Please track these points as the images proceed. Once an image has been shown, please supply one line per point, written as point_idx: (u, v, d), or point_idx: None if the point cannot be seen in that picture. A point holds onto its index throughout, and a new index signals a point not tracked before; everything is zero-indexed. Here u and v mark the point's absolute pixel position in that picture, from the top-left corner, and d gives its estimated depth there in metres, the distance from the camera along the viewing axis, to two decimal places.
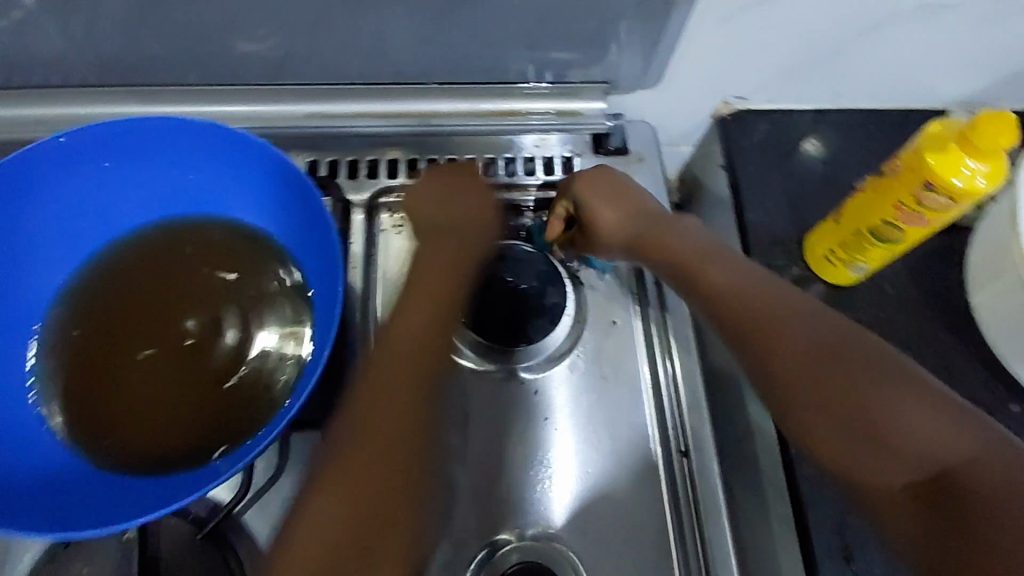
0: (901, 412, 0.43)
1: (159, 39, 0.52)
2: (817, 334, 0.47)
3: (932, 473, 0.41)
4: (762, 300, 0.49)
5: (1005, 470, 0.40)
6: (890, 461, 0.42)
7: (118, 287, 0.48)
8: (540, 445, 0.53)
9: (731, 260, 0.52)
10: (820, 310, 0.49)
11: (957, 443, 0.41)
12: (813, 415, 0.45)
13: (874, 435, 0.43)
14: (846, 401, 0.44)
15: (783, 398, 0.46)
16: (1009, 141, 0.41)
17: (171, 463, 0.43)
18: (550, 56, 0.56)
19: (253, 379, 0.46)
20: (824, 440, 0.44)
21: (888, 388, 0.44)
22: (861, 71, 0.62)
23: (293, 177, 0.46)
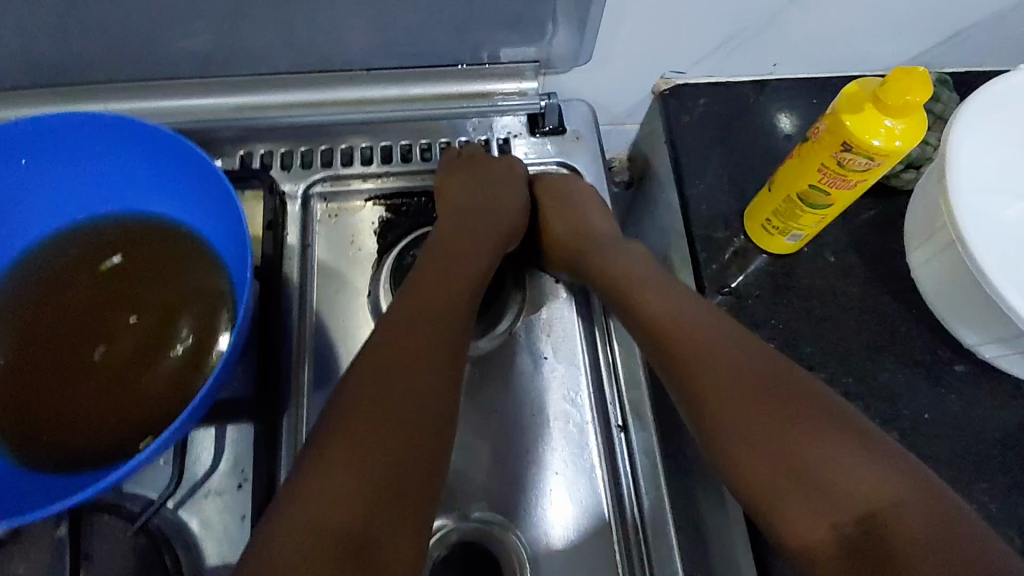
0: (816, 450, 0.40)
1: (78, 36, 0.51)
2: (741, 366, 0.45)
3: (855, 516, 0.38)
4: (689, 333, 0.47)
5: (934, 517, 0.37)
6: (818, 502, 0.39)
7: (45, 288, 0.48)
8: (484, 431, 0.52)
9: (665, 288, 0.52)
10: (759, 346, 0.46)
11: (873, 484, 0.38)
12: (733, 447, 0.43)
13: (797, 474, 0.40)
14: (764, 437, 0.42)
15: (709, 433, 0.44)
16: (924, 96, 0.41)
17: (97, 459, 0.43)
18: (480, 37, 0.56)
19: (178, 372, 0.45)
20: (746, 477, 0.42)
21: (812, 430, 0.41)
22: (798, 40, 0.62)
23: (205, 168, 0.45)
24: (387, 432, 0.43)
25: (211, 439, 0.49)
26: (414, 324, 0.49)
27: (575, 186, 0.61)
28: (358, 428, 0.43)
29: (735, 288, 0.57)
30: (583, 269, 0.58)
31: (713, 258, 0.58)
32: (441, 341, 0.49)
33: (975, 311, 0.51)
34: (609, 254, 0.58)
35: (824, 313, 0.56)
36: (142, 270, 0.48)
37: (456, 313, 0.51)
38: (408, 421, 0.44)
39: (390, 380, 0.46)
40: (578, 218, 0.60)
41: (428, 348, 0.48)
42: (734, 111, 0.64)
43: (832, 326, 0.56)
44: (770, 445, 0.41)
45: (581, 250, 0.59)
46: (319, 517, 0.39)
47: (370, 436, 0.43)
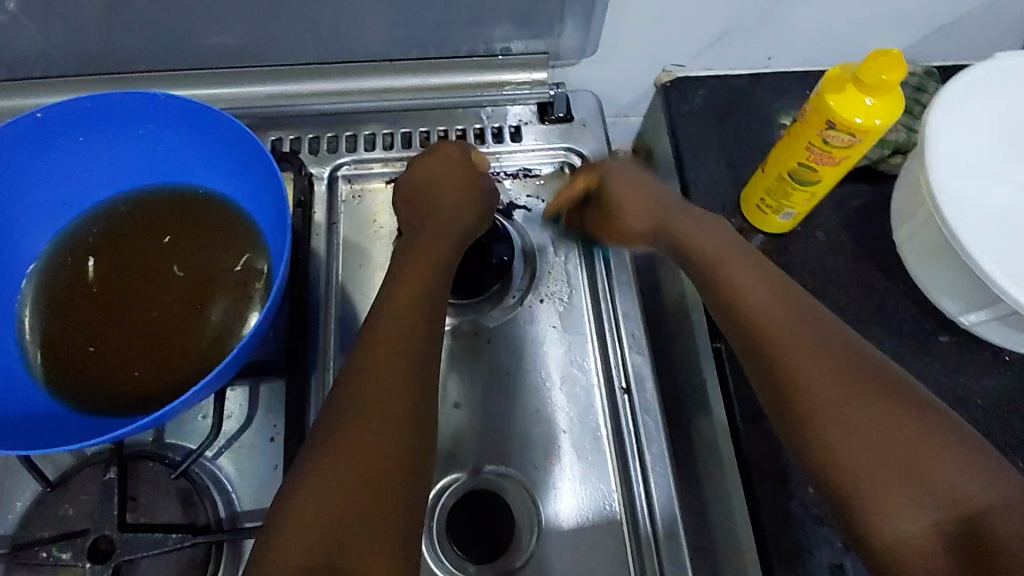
0: (926, 446, 0.39)
1: (125, 28, 0.56)
2: (834, 353, 0.44)
3: (953, 512, 0.37)
4: (780, 325, 0.45)
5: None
6: (914, 492, 0.38)
7: (97, 254, 0.52)
8: (496, 409, 0.56)
9: (751, 260, 0.50)
10: (840, 333, 0.45)
11: (974, 479, 0.38)
12: (848, 442, 0.40)
13: (908, 465, 0.39)
14: (870, 432, 0.40)
15: (811, 428, 0.42)
16: (899, 76, 0.45)
17: (142, 406, 0.47)
18: (492, 31, 0.60)
19: (221, 330, 0.50)
20: (842, 459, 0.40)
21: (914, 432, 0.40)
22: (791, 34, 0.65)
23: (249, 147, 0.50)
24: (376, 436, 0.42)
25: (246, 396, 0.53)
26: (398, 322, 0.48)
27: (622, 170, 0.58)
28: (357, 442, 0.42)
29: None
30: (665, 242, 0.54)
31: None
32: (408, 336, 0.47)
33: (954, 281, 0.54)
34: (699, 226, 0.52)
35: (815, 288, 0.60)
36: (181, 237, 0.53)
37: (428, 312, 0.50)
38: (389, 430, 0.43)
39: (383, 396, 0.44)
40: (642, 195, 0.56)
41: (420, 317, 0.49)
42: (732, 101, 0.68)
43: (824, 299, 0.59)
44: (882, 443, 0.40)
45: (657, 219, 0.55)
46: (308, 532, 0.38)
47: (366, 425, 0.43)
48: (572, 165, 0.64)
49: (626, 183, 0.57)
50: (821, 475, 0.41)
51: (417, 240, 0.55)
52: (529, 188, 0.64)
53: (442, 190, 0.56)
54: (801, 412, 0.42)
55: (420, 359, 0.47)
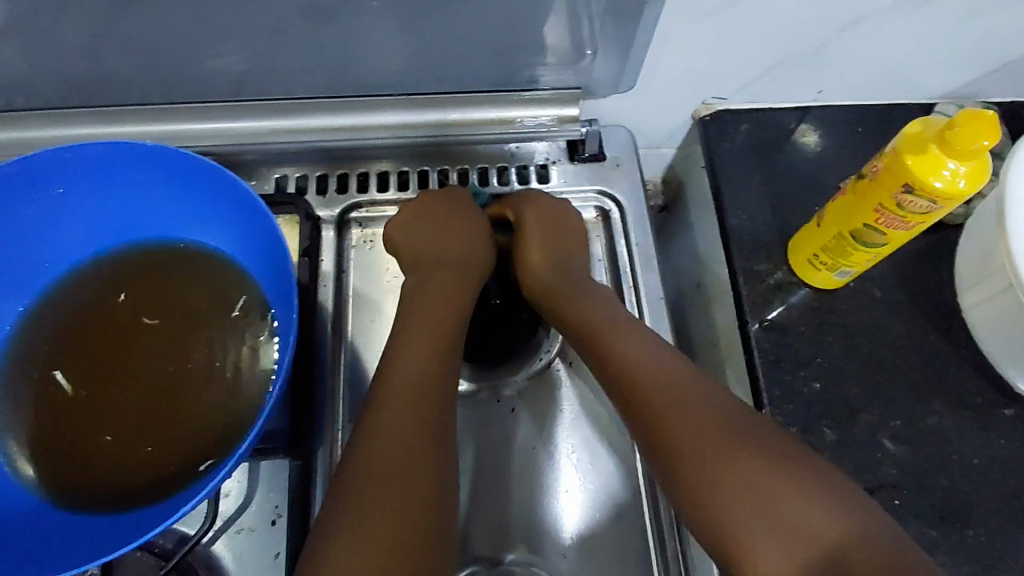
0: (780, 485, 0.40)
1: (114, 58, 0.50)
2: (710, 412, 0.44)
3: (823, 551, 0.38)
4: (664, 391, 0.45)
5: (879, 542, 0.37)
6: (781, 535, 0.38)
7: (83, 318, 0.47)
8: (522, 487, 0.51)
9: (651, 337, 0.49)
10: (698, 390, 0.45)
11: (849, 517, 0.38)
12: (725, 494, 0.40)
13: (761, 505, 0.39)
14: (739, 476, 0.40)
15: (685, 485, 0.42)
16: (993, 141, 0.40)
17: (128, 500, 0.42)
18: (520, 63, 0.54)
19: (215, 408, 0.44)
20: (725, 535, 0.39)
21: (789, 472, 0.40)
22: (845, 68, 0.60)
23: (252, 203, 0.44)
24: (397, 454, 0.43)
25: (246, 472, 0.48)
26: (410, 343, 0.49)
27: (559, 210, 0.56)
28: (370, 467, 0.43)
29: (776, 323, 0.56)
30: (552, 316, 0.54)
31: (754, 292, 0.57)
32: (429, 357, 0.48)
33: None
34: (583, 299, 0.53)
35: (869, 352, 0.55)
36: (173, 299, 0.47)
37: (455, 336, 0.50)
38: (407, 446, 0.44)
39: (404, 415, 0.45)
40: (547, 245, 0.55)
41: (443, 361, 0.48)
42: (775, 139, 0.62)
43: (877, 365, 0.54)
44: (748, 487, 0.40)
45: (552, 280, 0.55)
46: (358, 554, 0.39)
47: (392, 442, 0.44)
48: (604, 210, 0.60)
49: (537, 227, 0.55)
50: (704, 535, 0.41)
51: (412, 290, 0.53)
52: None
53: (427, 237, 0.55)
54: (675, 461, 0.42)
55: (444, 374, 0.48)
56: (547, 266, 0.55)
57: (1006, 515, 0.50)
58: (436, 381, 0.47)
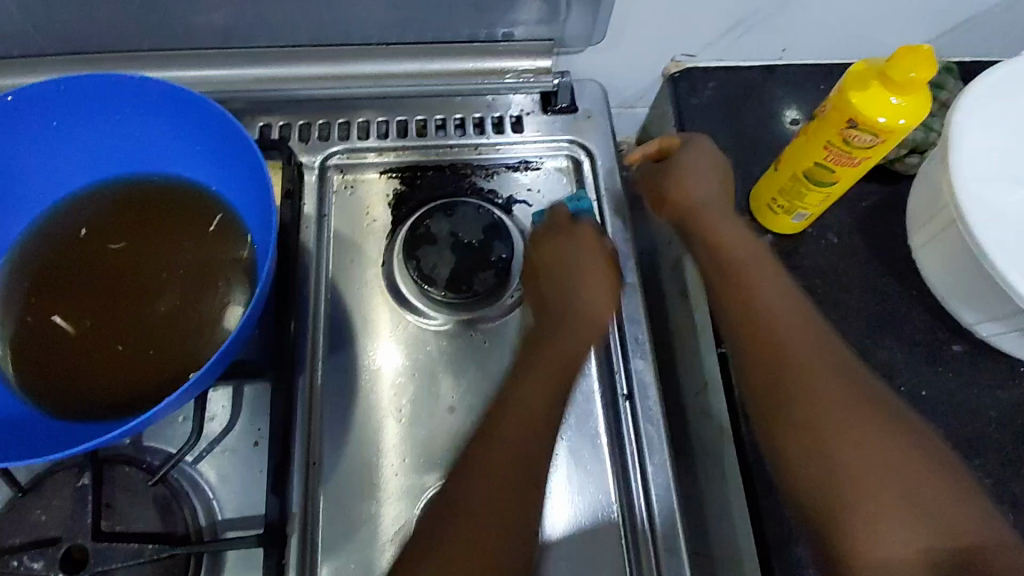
0: (914, 482, 0.43)
1: (106, 6, 0.53)
2: (840, 381, 0.47)
3: (949, 545, 0.42)
4: (796, 353, 0.48)
5: (974, 523, 0.42)
6: (916, 524, 0.42)
7: (75, 247, 0.49)
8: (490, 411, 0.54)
9: (778, 282, 0.52)
10: (834, 358, 0.48)
11: (976, 523, 0.42)
12: (849, 471, 0.44)
13: (896, 498, 0.43)
14: (867, 461, 0.44)
15: (818, 453, 0.45)
16: (926, 74, 0.42)
17: (116, 411, 0.44)
18: (495, 15, 0.57)
19: (200, 329, 0.47)
20: (818, 483, 0.45)
21: (892, 470, 0.44)
22: (807, 25, 0.62)
23: (235, 137, 0.46)
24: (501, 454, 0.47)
25: (228, 396, 0.50)
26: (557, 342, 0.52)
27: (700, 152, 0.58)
28: (489, 464, 0.46)
29: None
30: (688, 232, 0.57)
31: None
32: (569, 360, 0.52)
33: (970, 290, 0.52)
34: (722, 219, 0.56)
35: (825, 293, 0.58)
36: (161, 233, 0.50)
37: (570, 344, 0.53)
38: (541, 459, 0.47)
39: (521, 423, 0.48)
40: (710, 175, 0.57)
41: (561, 366, 0.51)
42: (742, 95, 0.65)
43: (834, 304, 0.57)
44: (875, 472, 0.44)
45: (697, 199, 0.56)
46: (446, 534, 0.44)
47: (513, 447, 0.47)
48: (576, 158, 0.62)
49: (693, 174, 0.57)
50: (801, 489, 0.46)
51: (552, 338, 0.53)
52: (530, 180, 0.61)
53: (584, 292, 0.55)
54: (814, 443, 0.46)
55: (568, 373, 0.51)
56: (697, 195, 0.56)
57: (951, 441, 0.53)
58: (557, 367, 0.51)
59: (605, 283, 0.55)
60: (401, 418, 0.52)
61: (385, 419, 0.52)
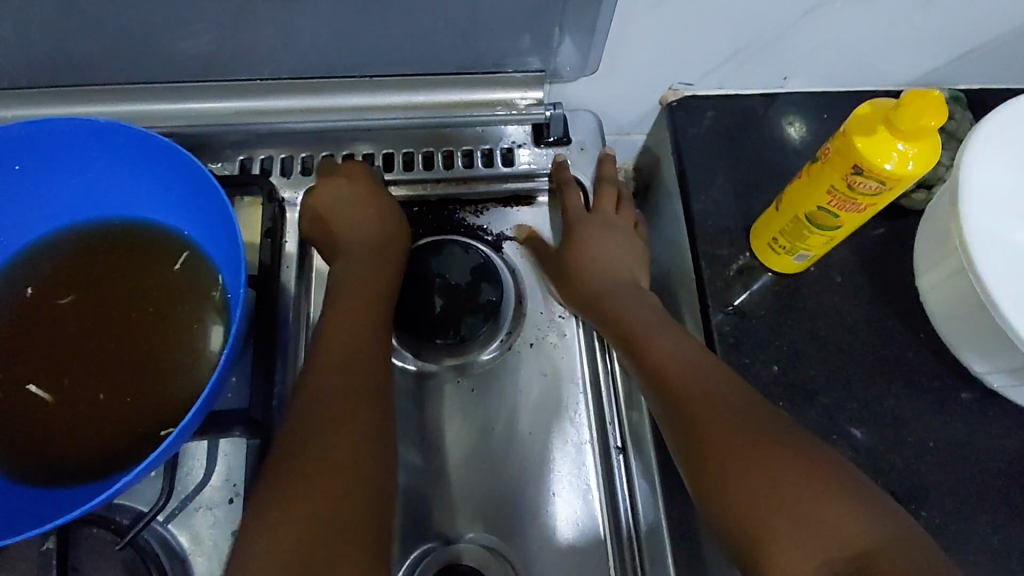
0: (817, 486, 0.40)
1: (76, 39, 0.50)
2: (725, 401, 0.44)
3: (848, 555, 0.37)
4: (684, 373, 0.46)
5: (879, 537, 0.38)
6: (810, 536, 0.38)
7: (38, 295, 0.47)
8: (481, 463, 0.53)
9: (665, 329, 0.50)
10: (733, 380, 0.46)
11: (886, 527, 0.38)
12: (745, 482, 0.41)
13: (789, 504, 0.39)
14: (766, 469, 0.41)
15: (712, 475, 0.42)
16: (937, 121, 0.40)
17: (83, 475, 0.43)
18: (483, 46, 0.54)
19: (169, 383, 0.45)
20: (733, 501, 0.41)
21: (802, 472, 0.40)
22: (810, 53, 0.60)
23: (203, 182, 0.45)
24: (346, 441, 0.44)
25: (203, 450, 0.48)
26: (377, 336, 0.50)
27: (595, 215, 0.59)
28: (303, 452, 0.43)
29: (739, 306, 0.56)
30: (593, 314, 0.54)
31: (717, 276, 0.57)
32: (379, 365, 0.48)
33: (980, 338, 0.50)
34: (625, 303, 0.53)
35: (828, 335, 0.55)
36: (130, 277, 0.48)
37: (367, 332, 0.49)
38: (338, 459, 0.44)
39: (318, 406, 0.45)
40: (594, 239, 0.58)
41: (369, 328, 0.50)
42: (742, 125, 0.62)
43: (837, 348, 0.55)
44: (772, 480, 0.40)
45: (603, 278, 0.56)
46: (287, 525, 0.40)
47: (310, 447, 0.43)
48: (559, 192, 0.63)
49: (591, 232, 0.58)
50: (722, 524, 0.41)
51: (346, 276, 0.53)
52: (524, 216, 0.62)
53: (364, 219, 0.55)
54: (718, 461, 0.42)
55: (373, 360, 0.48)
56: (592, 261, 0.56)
57: (960, 495, 0.51)
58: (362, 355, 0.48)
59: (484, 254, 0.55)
60: None
61: None
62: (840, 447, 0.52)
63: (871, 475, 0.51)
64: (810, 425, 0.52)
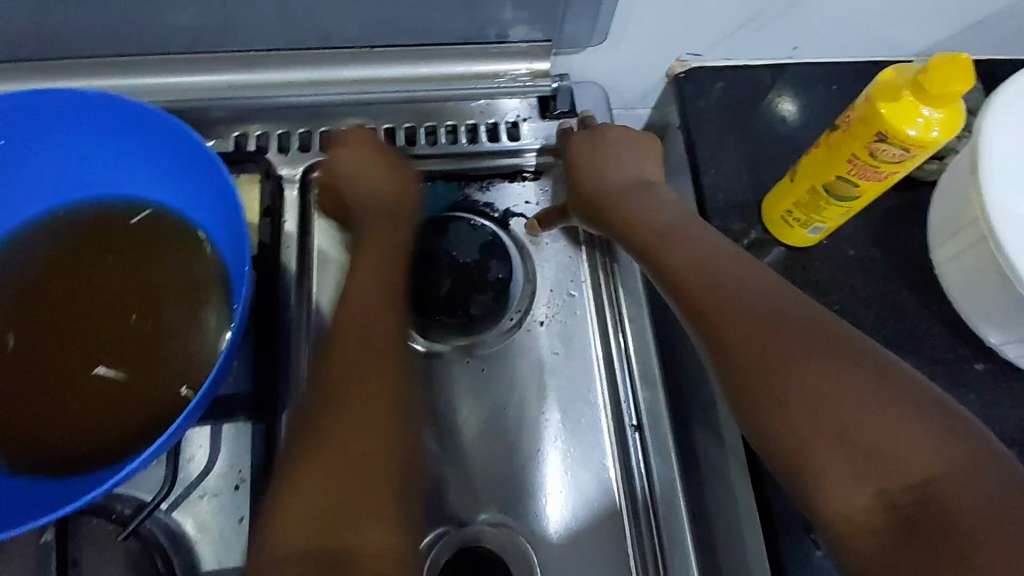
0: (878, 412, 0.36)
1: (61, 8, 0.47)
2: (770, 310, 0.41)
3: (911, 481, 0.34)
4: (720, 284, 0.43)
5: (952, 460, 0.34)
6: (866, 467, 0.35)
7: (30, 280, 0.45)
8: (502, 449, 0.51)
9: (697, 235, 0.47)
10: (785, 290, 0.43)
11: (958, 449, 0.34)
12: (794, 419, 0.38)
13: (845, 435, 0.36)
14: (816, 399, 0.37)
15: (769, 397, 0.39)
16: (964, 86, 0.39)
17: (81, 464, 0.41)
18: (488, 15, 0.52)
19: (168, 366, 0.43)
20: (786, 427, 0.38)
21: (868, 391, 0.36)
22: (821, 22, 0.58)
23: (201, 158, 0.42)
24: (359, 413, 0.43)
25: (206, 437, 0.46)
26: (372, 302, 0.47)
27: (613, 138, 0.56)
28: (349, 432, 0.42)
29: None
30: (606, 227, 0.52)
31: None
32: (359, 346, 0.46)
33: (997, 309, 0.49)
34: (645, 209, 0.51)
35: (842, 309, 0.54)
36: (122, 258, 0.46)
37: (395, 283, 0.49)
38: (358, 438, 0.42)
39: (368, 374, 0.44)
40: (622, 168, 0.55)
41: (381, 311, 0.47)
42: (751, 96, 0.61)
43: (850, 320, 0.54)
44: (825, 409, 0.37)
45: (619, 194, 0.53)
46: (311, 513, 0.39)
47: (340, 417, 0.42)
48: None
49: (610, 157, 0.55)
50: (769, 452, 0.39)
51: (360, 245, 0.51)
52: (526, 191, 0.59)
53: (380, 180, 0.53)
54: (767, 398, 0.39)
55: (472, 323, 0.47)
56: (606, 180, 0.54)
57: None
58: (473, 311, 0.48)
59: (655, 195, 0.53)
60: None
61: None
62: None
63: None
64: None
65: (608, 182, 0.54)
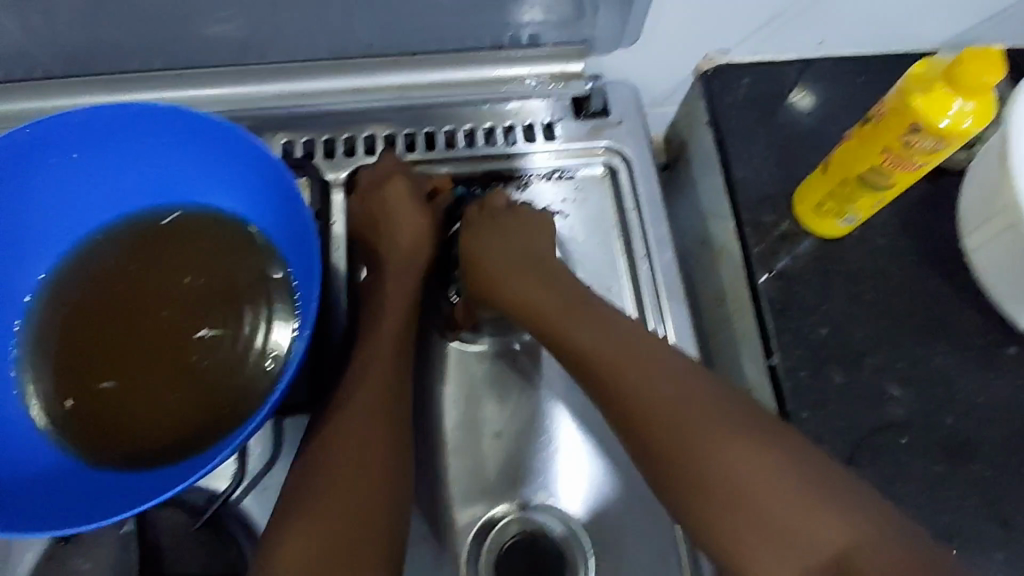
0: (764, 483, 0.41)
1: (117, 25, 0.50)
2: (662, 390, 0.45)
3: (823, 560, 0.39)
4: (622, 380, 0.46)
5: (837, 531, 0.39)
6: (781, 548, 0.40)
7: (106, 285, 0.48)
8: (551, 440, 0.53)
9: (608, 322, 0.49)
10: (681, 369, 0.46)
11: (841, 525, 0.39)
12: (724, 517, 0.41)
13: (743, 507, 0.41)
14: (720, 474, 0.42)
15: (689, 483, 0.42)
16: (995, 77, 0.41)
17: (166, 457, 0.44)
18: (522, 18, 0.53)
19: (241, 364, 0.46)
20: (695, 509, 0.42)
21: (740, 449, 0.42)
22: (847, 16, 0.59)
23: (267, 166, 0.46)
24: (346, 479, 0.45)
25: (269, 430, 0.50)
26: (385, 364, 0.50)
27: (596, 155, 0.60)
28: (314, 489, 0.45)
29: (783, 271, 0.56)
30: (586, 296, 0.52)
31: (760, 242, 0.58)
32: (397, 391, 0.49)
33: None
34: (589, 299, 0.51)
35: (873, 297, 0.56)
36: (192, 264, 0.49)
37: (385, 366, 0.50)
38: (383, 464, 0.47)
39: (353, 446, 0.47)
40: (527, 246, 0.54)
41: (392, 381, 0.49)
42: (779, 90, 0.62)
43: (882, 308, 0.55)
44: (733, 491, 0.41)
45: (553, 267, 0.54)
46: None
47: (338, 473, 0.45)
48: (612, 166, 0.59)
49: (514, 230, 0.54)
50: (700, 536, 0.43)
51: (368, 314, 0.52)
52: (563, 190, 0.60)
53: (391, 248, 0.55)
54: (687, 496, 0.43)
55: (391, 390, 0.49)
56: (501, 250, 0.54)
57: (1009, 448, 0.52)
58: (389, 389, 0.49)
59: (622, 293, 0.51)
60: (447, 441, 0.53)
61: (441, 437, 0.53)
62: (889, 406, 0.53)
63: (924, 432, 0.52)
64: (860, 388, 0.53)
65: (521, 252, 0.54)
